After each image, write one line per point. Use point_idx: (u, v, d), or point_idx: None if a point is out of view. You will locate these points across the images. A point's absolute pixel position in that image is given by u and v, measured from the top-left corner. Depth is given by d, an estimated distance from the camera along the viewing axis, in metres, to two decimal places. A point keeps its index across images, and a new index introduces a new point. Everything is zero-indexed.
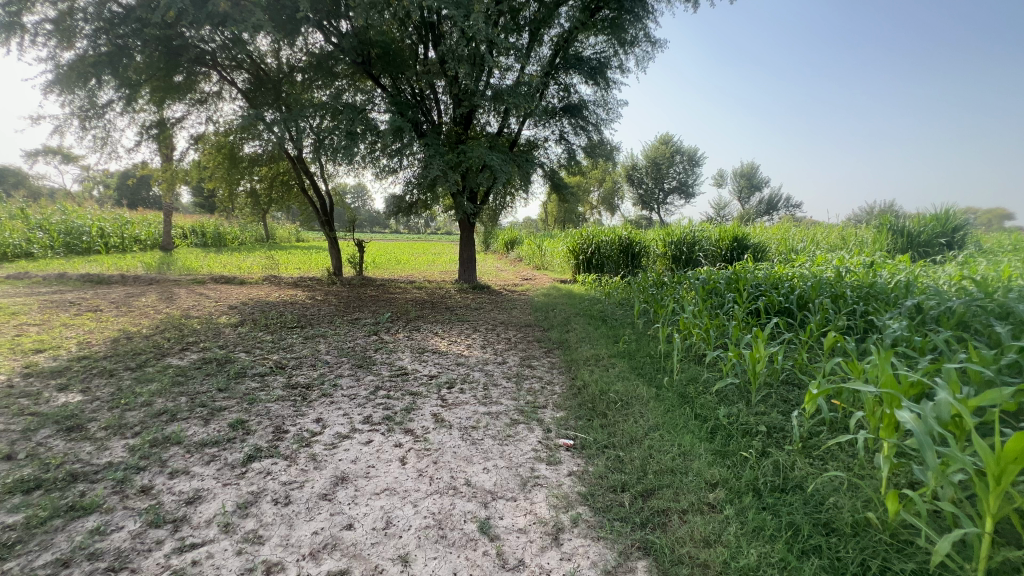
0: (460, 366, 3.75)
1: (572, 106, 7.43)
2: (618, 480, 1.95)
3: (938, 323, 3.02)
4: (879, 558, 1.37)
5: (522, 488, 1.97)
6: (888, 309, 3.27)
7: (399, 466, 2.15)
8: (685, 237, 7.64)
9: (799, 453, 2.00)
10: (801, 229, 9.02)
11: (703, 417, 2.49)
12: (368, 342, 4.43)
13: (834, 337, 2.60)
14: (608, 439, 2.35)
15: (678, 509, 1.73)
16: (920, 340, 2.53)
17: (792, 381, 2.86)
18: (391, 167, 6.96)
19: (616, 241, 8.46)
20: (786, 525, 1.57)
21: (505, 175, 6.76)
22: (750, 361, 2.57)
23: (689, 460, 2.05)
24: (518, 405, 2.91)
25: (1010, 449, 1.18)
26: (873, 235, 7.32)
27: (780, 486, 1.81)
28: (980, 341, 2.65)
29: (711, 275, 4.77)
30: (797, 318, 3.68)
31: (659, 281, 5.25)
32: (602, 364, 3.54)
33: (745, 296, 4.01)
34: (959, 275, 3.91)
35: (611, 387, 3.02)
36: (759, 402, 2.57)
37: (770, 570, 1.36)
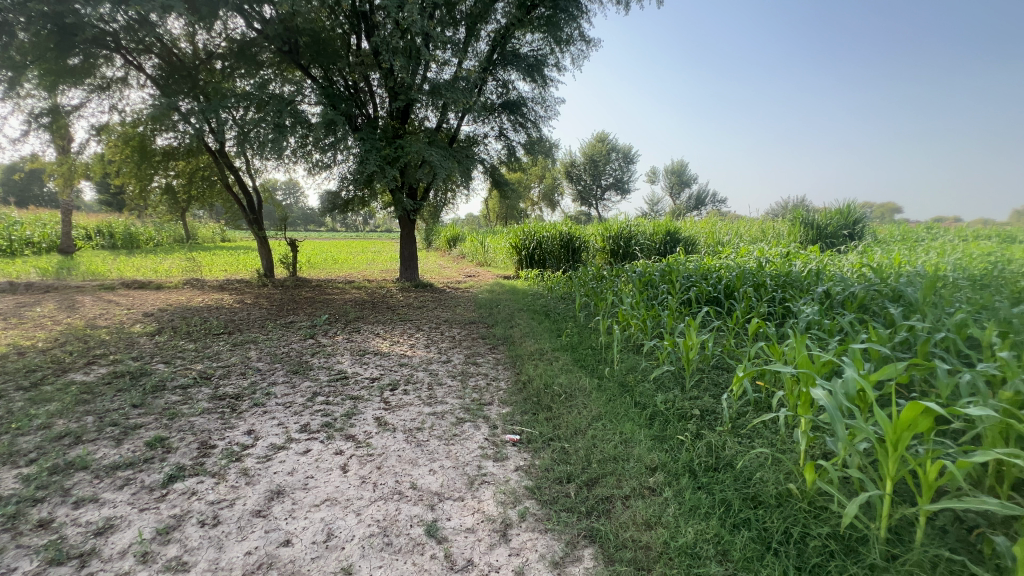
0: (403, 366, 3.66)
1: (510, 102, 7.43)
2: (563, 471, 1.99)
3: (845, 307, 3.33)
4: (800, 526, 1.48)
5: (470, 487, 1.95)
6: (802, 296, 3.57)
7: (340, 474, 2.06)
8: (622, 231, 7.91)
9: (729, 433, 2.13)
10: (726, 223, 9.65)
11: (642, 404, 2.60)
12: (305, 346, 4.22)
13: (757, 323, 2.80)
14: (553, 432, 2.38)
15: (621, 495, 1.79)
16: (828, 323, 2.80)
17: (720, 365, 3.04)
18: (324, 162, 6.65)
19: (557, 236, 8.53)
20: (719, 501, 1.67)
21: (446, 171, 6.66)
22: (684, 349, 2.70)
23: (630, 447, 2.13)
24: (464, 403, 2.88)
25: (904, 416, 1.32)
26: (788, 228, 7.96)
27: (712, 465, 1.92)
28: (878, 322, 2.97)
29: (647, 269, 4.97)
30: (725, 306, 3.92)
31: (599, 274, 5.40)
32: (546, 358, 3.60)
33: (677, 287, 4.22)
34: (859, 263, 4.34)
35: (555, 380, 3.08)
36: (692, 387, 2.71)
37: (705, 547, 1.44)
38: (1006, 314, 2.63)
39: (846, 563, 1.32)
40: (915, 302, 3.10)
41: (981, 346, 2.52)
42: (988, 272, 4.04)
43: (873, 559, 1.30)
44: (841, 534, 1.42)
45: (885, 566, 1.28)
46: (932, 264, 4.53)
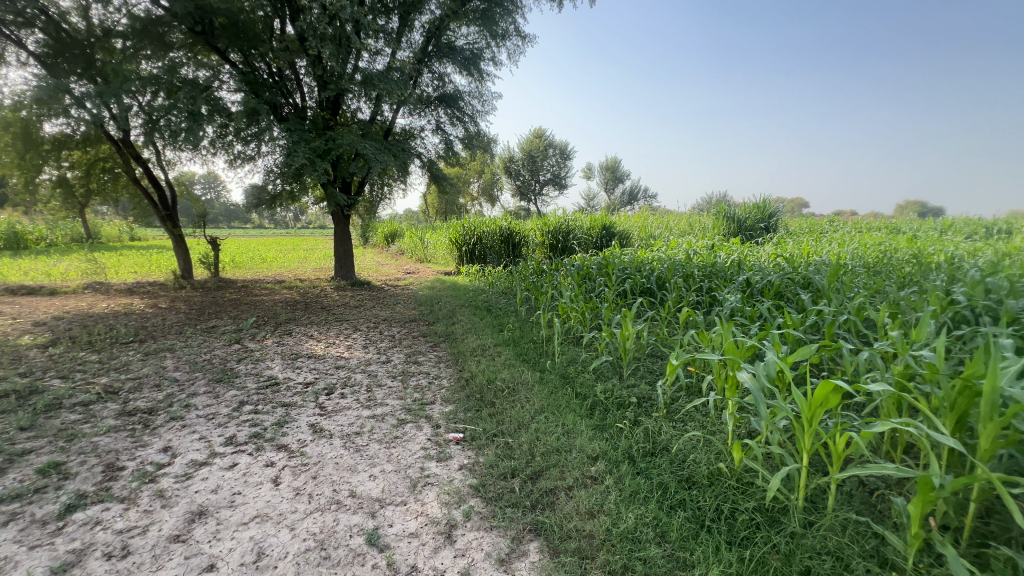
0: (340, 369, 3.50)
1: (446, 95, 7.30)
2: (507, 467, 1.99)
3: (763, 294, 3.60)
4: (730, 502, 1.57)
5: (412, 490, 1.90)
6: (726, 285, 3.81)
7: (271, 488, 1.93)
8: (560, 226, 8.06)
9: (664, 419, 2.23)
10: (657, 217, 10.12)
11: (583, 395, 2.65)
12: (230, 352, 3.92)
13: (687, 312, 2.95)
14: (497, 427, 2.38)
15: (565, 486, 1.82)
16: (749, 310, 3.01)
17: (655, 353, 3.17)
18: (247, 153, 6.19)
19: (497, 231, 8.47)
20: (657, 485, 1.74)
21: (381, 164, 6.43)
22: (621, 339, 2.79)
23: (572, 438, 2.17)
24: (405, 404, 2.80)
25: (818, 395, 1.43)
26: (713, 221, 8.49)
27: (650, 450, 2.00)
28: (791, 308, 3.23)
29: (584, 262, 5.10)
30: (658, 297, 4.09)
31: (539, 269, 5.47)
32: (488, 354, 3.58)
33: (614, 279, 4.35)
34: (774, 254, 4.71)
35: (498, 375, 3.07)
36: (630, 375, 2.81)
37: (644, 531, 1.49)
38: (895, 297, 2.96)
39: (770, 533, 1.42)
40: (823, 289, 3.42)
41: (876, 326, 2.82)
42: (879, 260, 4.55)
43: (792, 527, 1.41)
44: (765, 506, 1.52)
45: (803, 533, 1.39)
46: (835, 254, 5.01)
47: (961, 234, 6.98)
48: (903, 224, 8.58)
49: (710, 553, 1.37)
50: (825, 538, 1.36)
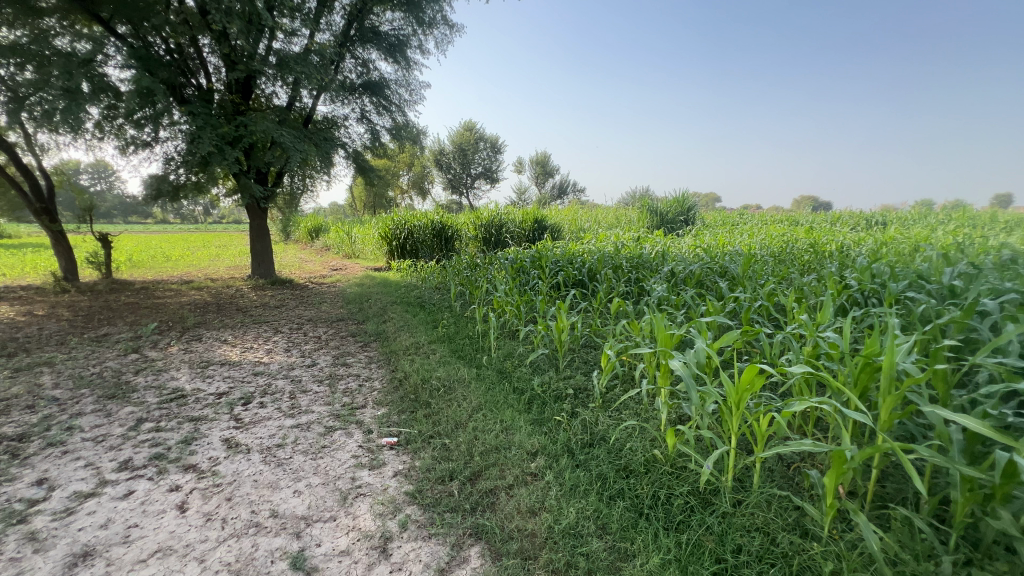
0: (259, 375, 3.21)
1: (371, 83, 6.95)
2: (445, 469, 1.91)
3: (686, 283, 3.79)
4: (666, 488, 1.60)
5: (343, 503, 1.76)
6: (653, 275, 3.96)
7: (176, 515, 1.71)
8: (493, 219, 8.01)
9: (600, 409, 2.25)
10: (586, 211, 10.40)
11: (520, 389, 2.63)
12: (125, 363, 3.46)
13: (617, 303, 3.02)
14: (433, 429, 2.28)
15: (505, 485, 1.77)
16: (674, 298, 3.15)
17: (589, 344, 3.22)
18: (142, 138, 5.50)
19: (429, 225, 8.08)
20: (596, 477, 1.75)
21: (301, 154, 5.99)
22: (556, 332, 2.80)
23: (511, 434, 2.13)
24: (334, 410, 2.62)
25: (744, 379, 1.50)
26: (638, 214, 8.87)
27: (588, 442, 2.00)
28: (712, 296, 3.43)
29: (518, 256, 5.09)
30: (590, 288, 4.18)
31: (472, 263, 5.39)
32: (423, 352, 3.46)
33: (547, 272, 4.38)
34: (694, 245, 4.99)
35: (432, 374, 2.96)
36: (565, 367, 2.83)
37: (585, 525, 1.49)
38: (800, 283, 3.24)
39: (704, 516, 1.46)
40: (738, 277, 3.67)
41: (785, 309, 3.06)
42: (784, 250, 4.97)
43: (723, 507, 1.46)
44: (698, 489, 1.57)
45: (733, 512, 1.45)
46: (747, 244, 5.41)
47: (847, 225, 7.86)
48: (800, 216, 9.49)
49: (649, 541, 1.39)
50: (753, 515, 1.43)
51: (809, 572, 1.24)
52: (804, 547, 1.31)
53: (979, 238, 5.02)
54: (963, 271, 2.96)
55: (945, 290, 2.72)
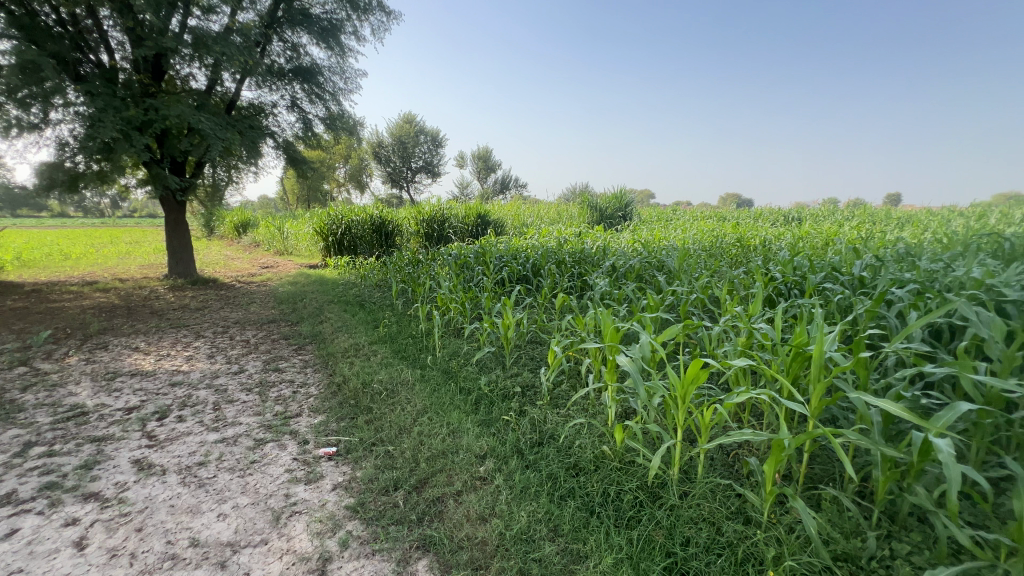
0: (177, 386, 2.91)
1: (303, 69, 6.52)
2: (389, 479, 1.80)
3: (627, 277, 3.87)
4: (616, 484, 1.60)
5: (275, 524, 1.61)
6: (595, 270, 4.02)
7: (73, 554, 1.48)
8: (435, 214, 7.82)
9: (548, 406, 2.24)
10: (528, 207, 10.44)
11: (466, 390, 2.55)
12: (11, 379, 3.00)
13: (562, 298, 3.02)
14: (375, 436, 2.16)
15: (453, 492, 1.71)
16: (617, 293, 3.20)
17: (535, 340, 3.20)
18: (28, 120, 4.81)
19: (367, 220, 7.66)
20: (547, 477, 1.72)
21: (222, 143, 5.51)
22: (502, 329, 2.75)
23: (458, 437, 2.06)
24: (265, 420, 2.42)
25: (689, 372, 1.53)
26: (578, 210, 9.03)
27: (537, 441, 1.97)
28: (651, 289, 3.53)
29: (461, 251, 4.99)
30: (534, 283, 4.17)
31: (414, 259, 5.22)
32: (363, 353, 3.29)
33: (491, 268, 4.32)
34: (632, 240, 5.14)
35: (374, 377, 2.82)
36: (512, 364, 2.79)
37: (537, 529, 1.46)
38: (730, 276, 3.42)
39: (653, 510, 1.48)
40: (674, 271, 3.81)
41: (719, 301, 3.20)
42: (714, 244, 5.24)
43: (671, 500, 1.49)
44: (646, 483, 1.59)
45: (679, 504, 1.48)
46: (681, 239, 5.65)
47: (768, 221, 8.44)
48: (727, 213, 10.08)
49: (602, 541, 1.38)
50: (699, 506, 1.46)
51: (753, 559, 1.29)
52: (746, 534, 1.35)
53: (879, 233, 5.56)
54: (869, 262, 3.26)
55: (856, 280, 2.98)
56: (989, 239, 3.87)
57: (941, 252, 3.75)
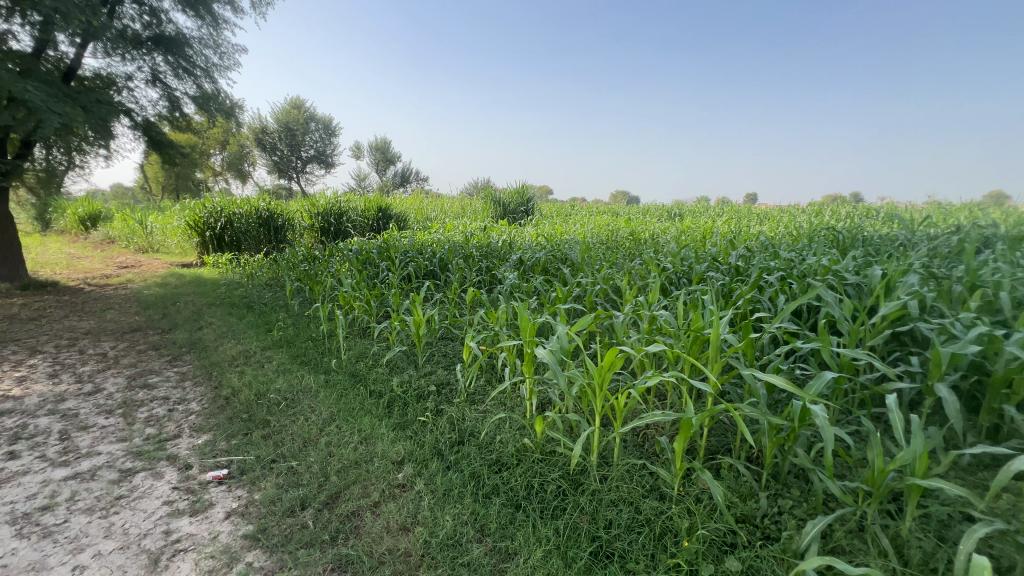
0: (7, 415, 2.36)
1: (165, 38, 5.63)
2: (295, 498, 1.63)
3: (534, 270, 3.95)
4: (538, 476, 1.61)
5: (153, 568, 1.37)
6: (503, 264, 4.03)
7: None
8: (331, 207, 7.28)
9: (465, 403, 2.19)
10: (431, 200, 10.23)
11: (378, 392, 2.40)
12: None
13: (473, 292, 2.98)
14: (275, 451, 1.94)
15: (370, 503, 1.59)
16: (526, 286, 3.24)
17: (447, 336, 3.11)
18: None
19: (253, 213, 6.88)
20: (469, 477, 1.68)
21: (61, 119, 4.58)
22: (413, 326, 2.64)
23: (372, 445, 1.93)
24: (132, 446, 2.05)
25: (606, 360, 1.60)
26: (482, 204, 9.04)
27: (457, 440, 1.92)
28: (558, 280, 3.63)
29: (363, 246, 4.71)
30: (442, 278, 4.08)
31: (309, 255, 4.82)
32: (254, 360, 2.95)
33: (396, 264, 4.14)
34: (536, 234, 5.26)
35: (269, 386, 2.54)
36: (425, 362, 2.68)
37: (463, 531, 1.42)
38: (628, 267, 3.64)
39: (576, 497, 1.51)
40: (578, 264, 3.97)
41: (620, 291, 3.39)
42: (610, 238, 5.56)
43: (592, 486, 1.53)
44: (568, 471, 1.62)
45: (600, 489, 1.53)
46: (581, 234, 5.91)
47: (654, 216, 9.19)
48: (619, 209, 10.79)
49: (529, 535, 1.38)
50: (617, 488, 1.53)
51: (669, 531, 1.37)
52: (661, 509, 1.44)
53: (745, 228, 6.32)
54: (742, 253, 3.68)
55: (733, 268, 3.34)
56: (827, 232, 4.60)
57: (793, 243, 4.36)
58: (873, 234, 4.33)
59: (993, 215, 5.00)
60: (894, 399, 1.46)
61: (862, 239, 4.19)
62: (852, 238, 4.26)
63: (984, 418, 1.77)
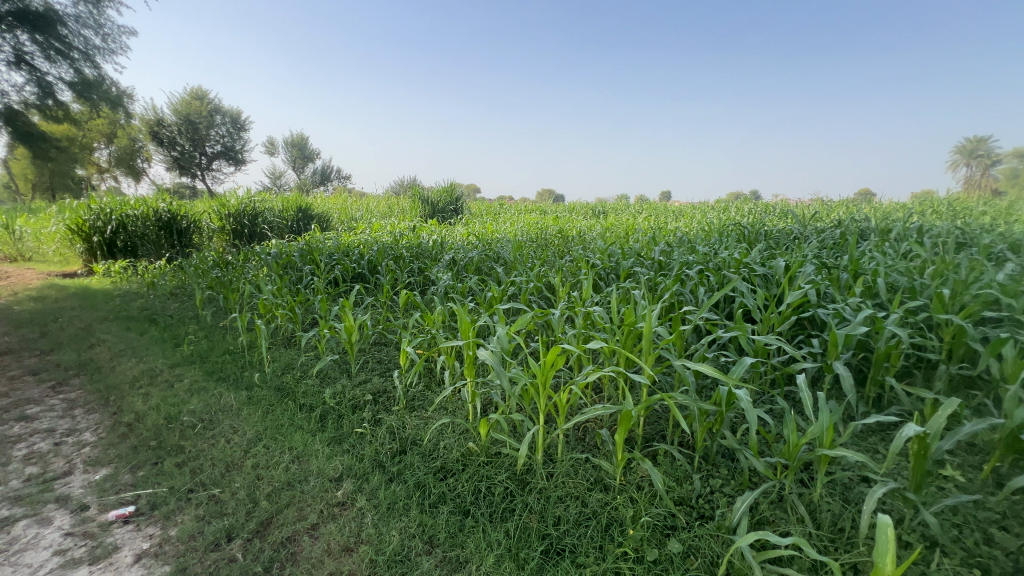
0: None
1: (32, 14, 4.87)
2: (220, 529, 1.48)
3: (467, 270, 3.90)
4: (486, 480, 1.60)
5: None
6: (436, 264, 3.95)
7: None
8: (244, 208, 6.73)
9: (404, 410, 2.11)
10: (355, 200, 9.79)
11: (308, 406, 2.25)
12: None
13: (406, 294, 2.89)
14: (193, 480, 1.75)
15: (307, 527, 1.49)
16: (461, 286, 3.20)
17: (380, 341, 2.99)
18: None
19: (150, 214, 6.16)
20: (414, 487, 1.63)
21: None
22: (344, 333, 2.50)
23: (306, 463, 1.81)
24: (9, 491, 1.75)
25: (549, 358, 1.62)
26: (410, 204, 8.81)
27: (399, 450, 1.85)
28: (492, 280, 3.62)
29: (282, 250, 4.39)
30: (372, 281, 3.91)
31: (221, 261, 4.41)
32: (161, 380, 2.65)
33: (321, 267, 3.91)
34: (467, 234, 5.22)
35: (182, 407, 2.29)
36: (359, 371, 2.55)
37: (412, 545, 1.37)
38: (560, 265, 3.72)
39: (524, 497, 1.52)
40: (511, 263, 3.98)
41: (553, 288, 3.45)
42: (539, 236, 5.66)
43: (539, 484, 1.55)
44: (514, 472, 1.62)
45: (547, 486, 1.55)
46: (512, 232, 5.95)
47: (581, 214, 9.49)
48: (546, 207, 11.02)
49: (480, 541, 1.37)
50: (564, 483, 1.56)
51: (615, 522, 1.42)
52: (606, 500, 1.49)
53: (663, 224, 6.69)
54: (663, 248, 3.90)
55: (656, 264, 3.52)
56: (734, 227, 5.01)
57: (707, 238, 4.70)
58: (773, 228, 4.79)
59: (867, 211, 5.71)
60: (803, 379, 1.61)
61: (765, 233, 4.61)
62: (757, 232, 4.68)
63: (871, 389, 2.01)
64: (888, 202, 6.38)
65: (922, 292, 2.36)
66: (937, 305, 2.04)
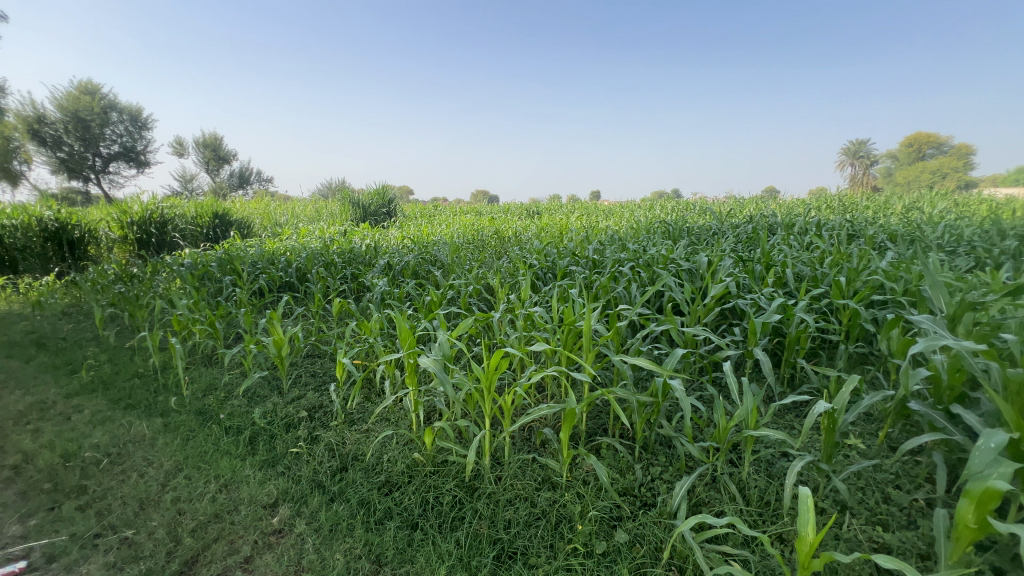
0: None
1: None
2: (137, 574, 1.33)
3: (404, 275, 3.80)
4: (434, 490, 1.56)
5: None
6: (370, 270, 3.81)
7: None
8: (150, 214, 6.10)
9: (343, 425, 2.01)
10: (279, 204, 9.22)
11: (235, 429, 2.08)
12: None
13: (340, 303, 2.76)
14: (100, 523, 1.56)
15: (240, 560, 1.38)
16: (398, 292, 3.10)
17: (314, 353, 2.83)
18: None
19: (32, 223, 5.31)
20: (358, 505, 1.56)
21: None
22: (273, 347, 2.33)
23: (236, 491, 1.67)
24: None
25: (493, 361, 1.61)
26: (340, 207, 8.43)
27: (339, 467, 1.76)
28: (430, 283, 3.55)
29: (198, 259, 4.03)
30: (302, 290, 3.69)
31: (125, 275, 3.96)
32: (56, 412, 2.33)
33: (244, 277, 3.63)
34: (401, 237, 5.08)
35: (83, 442, 2.02)
36: (291, 387, 2.40)
37: (359, 567, 1.31)
38: (498, 266, 3.73)
39: (474, 503, 1.51)
40: (449, 266, 3.93)
41: (493, 290, 3.45)
42: (476, 238, 5.64)
43: (487, 489, 1.54)
44: (463, 479, 1.60)
45: (496, 491, 1.55)
46: (448, 234, 5.88)
47: (517, 215, 9.60)
48: (482, 208, 11.02)
49: (430, 554, 1.34)
50: (512, 486, 1.56)
51: (564, 519, 1.45)
52: (555, 498, 1.51)
53: (595, 223, 6.92)
54: (596, 247, 4.03)
55: (591, 262, 3.63)
56: (660, 224, 5.28)
57: (636, 236, 4.92)
58: (694, 225, 5.10)
59: (774, 207, 6.25)
60: (728, 365, 1.72)
61: (688, 229, 4.90)
62: (681, 229, 4.96)
63: (786, 371, 2.20)
64: (791, 199, 7.02)
65: (823, 280, 2.62)
66: (835, 291, 2.27)
